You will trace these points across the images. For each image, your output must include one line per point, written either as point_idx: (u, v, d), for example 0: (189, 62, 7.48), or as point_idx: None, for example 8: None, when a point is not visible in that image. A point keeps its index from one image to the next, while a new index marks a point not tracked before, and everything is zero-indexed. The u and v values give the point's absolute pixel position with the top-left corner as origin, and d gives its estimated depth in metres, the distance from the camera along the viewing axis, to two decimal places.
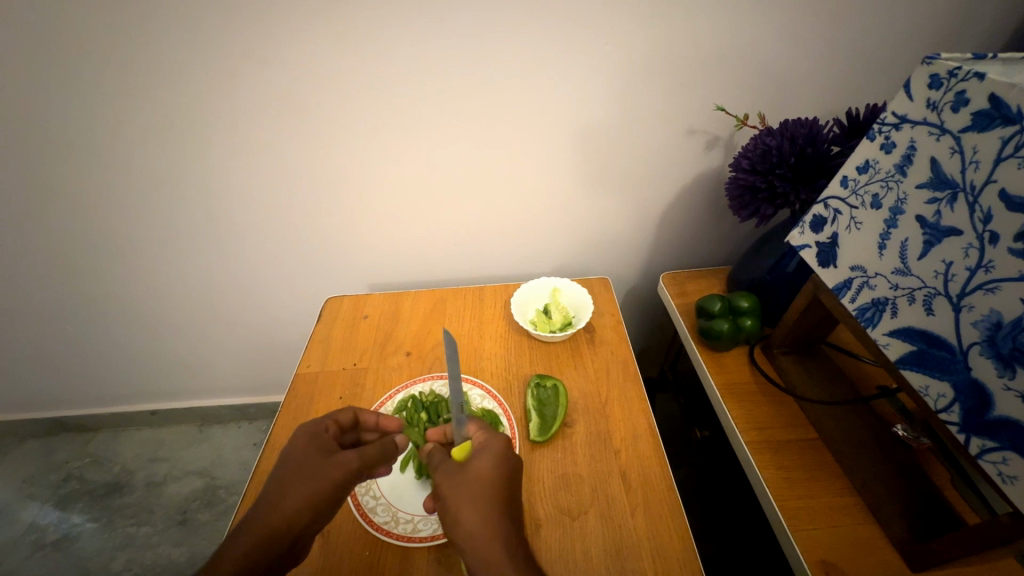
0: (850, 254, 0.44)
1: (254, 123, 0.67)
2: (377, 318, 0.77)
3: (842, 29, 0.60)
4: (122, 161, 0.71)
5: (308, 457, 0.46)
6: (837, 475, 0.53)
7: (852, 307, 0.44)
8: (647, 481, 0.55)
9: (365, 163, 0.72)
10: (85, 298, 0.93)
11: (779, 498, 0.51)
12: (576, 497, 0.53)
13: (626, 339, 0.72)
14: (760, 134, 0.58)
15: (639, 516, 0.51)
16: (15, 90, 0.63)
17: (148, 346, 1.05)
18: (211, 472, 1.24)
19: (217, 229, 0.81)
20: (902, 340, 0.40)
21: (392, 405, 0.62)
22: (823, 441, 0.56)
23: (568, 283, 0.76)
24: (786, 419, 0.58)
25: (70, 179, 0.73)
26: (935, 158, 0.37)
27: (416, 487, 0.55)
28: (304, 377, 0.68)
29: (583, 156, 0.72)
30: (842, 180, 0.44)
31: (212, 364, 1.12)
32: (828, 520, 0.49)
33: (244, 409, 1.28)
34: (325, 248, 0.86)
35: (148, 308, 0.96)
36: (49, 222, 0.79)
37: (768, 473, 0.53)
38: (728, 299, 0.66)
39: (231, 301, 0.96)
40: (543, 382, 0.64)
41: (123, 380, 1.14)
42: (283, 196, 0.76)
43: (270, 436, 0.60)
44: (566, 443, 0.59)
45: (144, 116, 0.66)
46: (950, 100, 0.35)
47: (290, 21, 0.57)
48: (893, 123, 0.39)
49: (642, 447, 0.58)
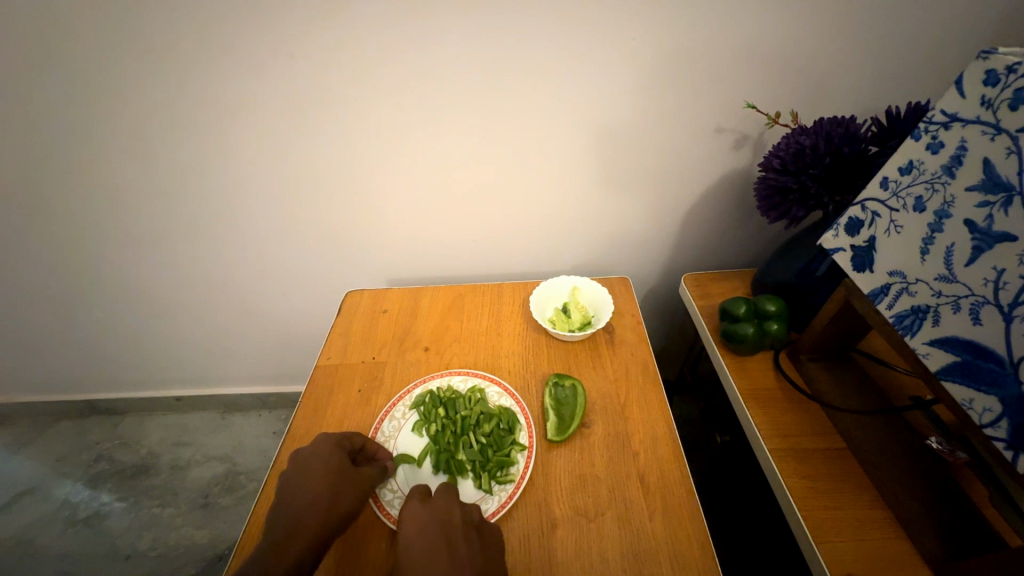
0: (888, 258, 0.42)
1: (280, 118, 0.68)
2: (396, 313, 0.77)
3: (884, 22, 0.57)
4: (154, 153, 0.73)
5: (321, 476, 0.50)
6: (866, 487, 0.51)
7: (889, 314, 0.43)
8: (666, 486, 0.54)
9: (387, 157, 0.72)
10: (117, 286, 0.96)
11: (804, 508, 0.50)
12: (593, 498, 0.53)
13: (646, 340, 0.71)
14: (793, 133, 0.56)
15: (658, 521, 0.51)
16: (55, 84, 0.66)
17: (175, 334, 1.09)
18: (231, 458, 1.27)
19: (243, 221, 0.83)
20: (945, 350, 0.38)
21: (410, 400, 0.62)
22: (851, 452, 0.54)
23: (588, 282, 0.76)
24: (812, 427, 0.57)
25: (105, 170, 0.76)
26: (988, 158, 0.35)
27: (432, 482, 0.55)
28: (324, 370, 0.68)
29: (607, 154, 0.71)
30: (882, 181, 0.42)
31: (235, 353, 1.15)
32: (857, 533, 0.47)
33: (264, 398, 1.31)
34: (346, 242, 0.87)
35: (176, 297, 0.99)
36: (84, 211, 0.82)
37: (793, 482, 0.52)
38: (754, 302, 0.64)
39: (255, 292, 0.98)
40: (561, 381, 0.64)
41: (151, 366, 1.18)
42: (307, 190, 0.77)
43: (291, 426, 0.61)
44: (584, 444, 0.58)
45: (175, 109, 0.67)
46: (1008, 98, 0.33)
47: (317, 15, 0.58)
48: (941, 122, 0.37)
49: (660, 450, 0.57)
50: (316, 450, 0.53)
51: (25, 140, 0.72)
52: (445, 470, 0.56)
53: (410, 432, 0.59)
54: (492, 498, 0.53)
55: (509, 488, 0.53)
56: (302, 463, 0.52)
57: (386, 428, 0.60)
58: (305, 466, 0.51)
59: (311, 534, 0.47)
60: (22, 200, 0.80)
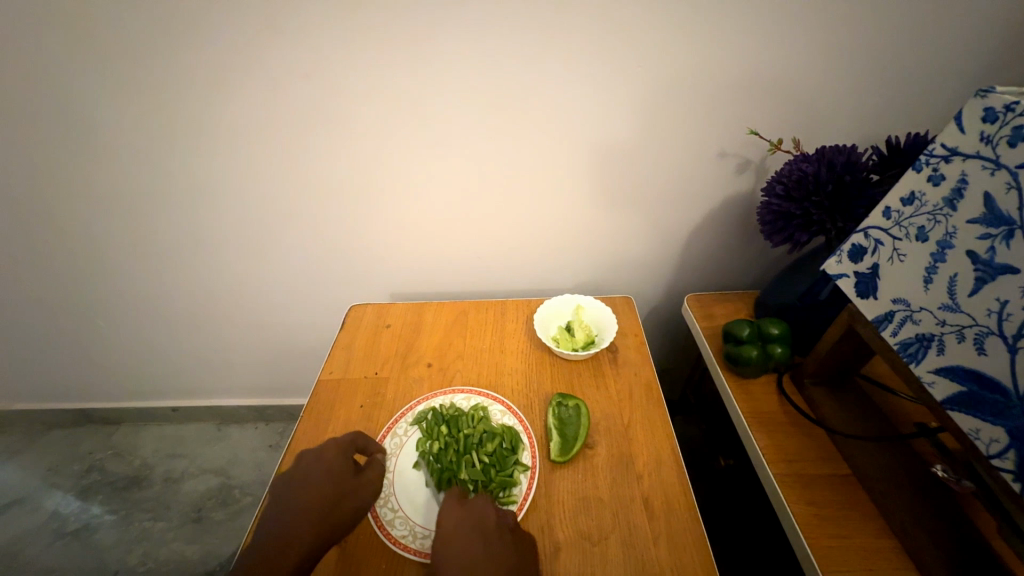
0: (892, 286, 0.43)
1: (292, 135, 0.69)
2: (399, 328, 0.77)
3: (881, 55, 0.59)
4: (166, 165, 0.74)
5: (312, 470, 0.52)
6: (872, 515, 0.51)
7: (893, 341, 0.43)
8: (670, 508, 0.53)
9: (395, 173, 0.73)
10: (119, 294, 0.97)
11: (811, 537, 0.49)
12: (597, 521, 0.52)
13: (650, 361, 0.71)
14: (795, 160, 0.57)
15: (662, 545, 0.50)
16: (73, 97, 0.67)
17: (175, 344, 1.08)
18: (226, 471, 1.25)
19: (250, 234, 0.84)
20: (949, 378, 0.39)
21: (412, 416, 0.62)
22: (857, 478, 0.54)
23: (591, 301, 0.76)
24: (817, 452, 0.57)
25: (116, 181, 0.77)
26: (988, 193, 0.35)
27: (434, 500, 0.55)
28: (327, 384, 0.68)
29: (608, 175, 0.73)
30: (885, 211, 0.43)
31: (235, 365, 1.15)
32: (864, 563, 0.47)
33: (262, 410, 1.30)
34: (351, 256, 0.87)
35: (180, 308, 0.99)
36: (92, 220, 0.83)
37: (798, 508, 0.52)
38: (757, 325, 0.65)
39: (258, 304, 0.98)
40: (564, 401, 0.63)
41: (148, 375, 1.17)
42: (314, 204, 0.78)
43: (292, 440, 0.61)
44: (588, 466, 0.58)
45: (188, 125, 0.69)
46: (1006, 135, 0.34)
47: (332, 37, 0.60)
48: (942, 155, 0.38)
49: (664, 472, 0.57)
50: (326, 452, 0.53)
51: (39, 150, 0.74)
52: (447, 489, 0.55)
53: (412, 450, 0.59)
54: None
55: (512, 509, 0.53)
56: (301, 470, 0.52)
57: (388, 444, 0.59)
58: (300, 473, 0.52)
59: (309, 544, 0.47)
60: (32, 208, 0.82)
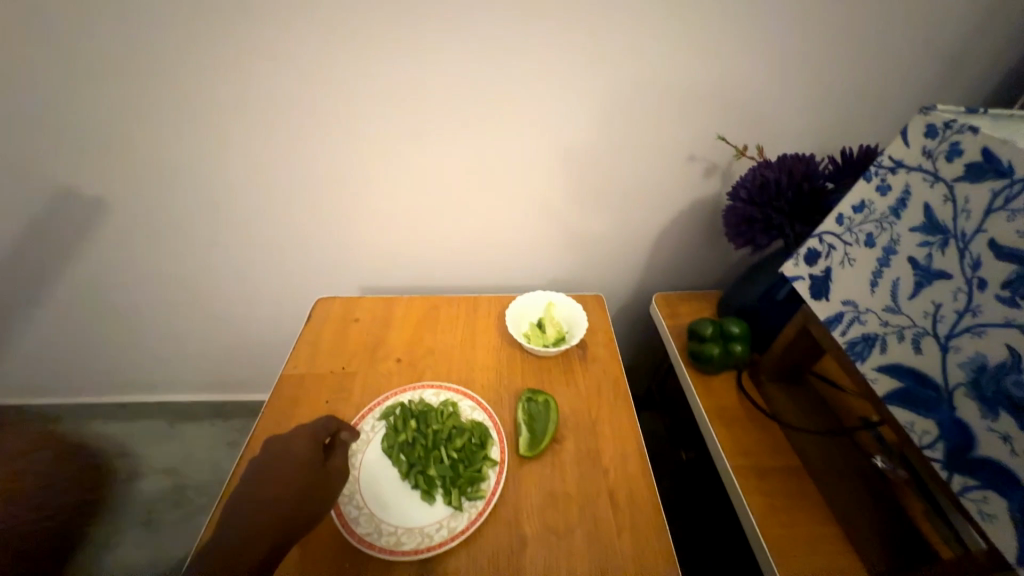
0: (842, 289, 0.46)
1: (261, 118, 0.67)
2: (368, 322, 0.76)
3: (838, 70, 0.63)
4: (121, 144, 0.70)
5: (282, 451, 0.52)
6: (819, 504, 0.54)
7: (841, 340, 0.45)
8: (634, 501, 0.55)
9: (369, 162, 0.72)
10: (62, 282, 0.90)
11: (764, 526, 0.52)
12: (563, 515, 0.53)
13: (618, 358, 0.72)
14: (759, 166, 0.60)
15: (626, 537, 0.52)
16: (16, 67, 0.62)
17: (125, 336, 1.02)
18: (179, 470, 1.19)
19: (212, 220, 0.80)
20: (890, 375, 0.41)
21: (380, 410, 0.61)
22: (806, 469, 0.57)
23: (563, 298, 0.77)
24: (771, 445, 0.60)
25: (63, 161, 0.72)
26: (927, 204, 0.38)
27: (402, 495, 0.54)
28: (290, 379, 0.66)
29: (584, 173, 0.73)
30: (838, 217, 0.46)
31: (191, 358, 1.09)
32: (811, 549, 0.50)
33: (219, 407, 1.23)
34: (319, 245, 0.84)
35: (128, 299, 0.93)
36: (32, 200, 0.77)
37: (752, 498, 0.54)
38: (719, 324, 0.67)
39: (218, 294, 0.94)
40: (534, 396, 0.64)
41: (91, 368, 1.09)
42: (283, 190, 0.76)
43: (252, 438, 0.59)
44: (555, 461, 0.58)
45: (146, 101, 0.65)
46: (945, 150, 0.37)
47: (307, 21, 0.58)
48: (889, 167, 0.41)
49: (629, 465, 0.58)
50: (294, 441, 0.53)
51: None
52: (415, 485, 0.55)
53: (379, 445, 0.58)
54: (461, 514, 0.52)
55: (479, 505, 0.53)
56: (273, 453, 0.52)
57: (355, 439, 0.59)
58: (272, 454, 0.52)
59: (275, 526, 0.47)
60: None
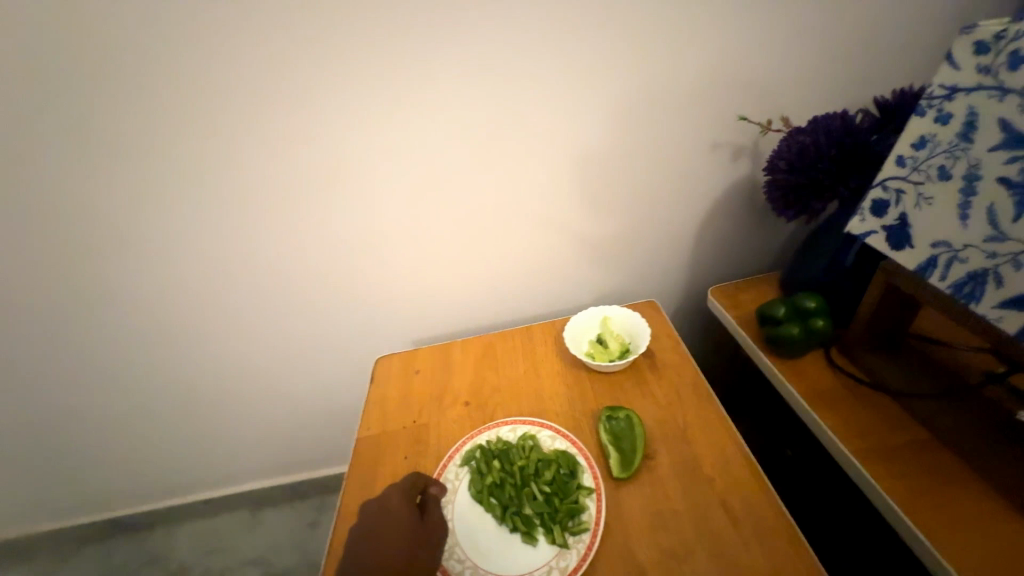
0: (926, 231, 0.42)
1: (290, 205, 0.69)
2: (429, 371, 0.76)
3: (843, 26, 0.62)
4: (168, 254, 0.73)
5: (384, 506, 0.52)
6: (967, 475, 0.48)
7: (943, 286, 0.41)
8: (753, 507, 0.50)
9: (398, 223, 0.73)
10: (135, 396, 0.94)
11: (913, 512, 0.46)
12: (680, 535, 0.49)
13: (689, 359, 0.68)
14: (791, 133, 0.58)
15: (756, 548, 0.47)
16: (63, 201, 0.66)
17: (200, 433, 1.05)
18: (268, 559, 1.19)
19: (264, 312, 0.83)
20: (1017, 310, 0.37)
21: (460, 457, 0.59)
22: (936, 438, 0.51)
23: (617, 309, 0.74)
24: (889, 419, 0.54)
25: (120, 281, 0.75)
26: (1002, 119, 0.37)
27: (505, 540, 0.52)
28: (366, 441, 0.66)
29: (613, 181, 0.73)
30: (898, 159, 0.44)
31: (263, 443, 1.11)
32: (975, 530, 0.44)
33: (295, 487, 1.23)
34: (366, 309, 0.85)
35: (199, 402, 0.97)
36: (97, 322, 0.80)
37: (889, 484, 0.48)
38: (791, 302, 0.63)
39: (281, 376, 0.96)
40: (613, 413, 0.61)
41: (172, 470, 1.12)
42: (321, 262, 0.77)
43: (342, 505, 0.59)
44: (653, 476, 0.55)
45: (187, 207, 0.68)
46: (1004, 61, 0.36)
47: (320, 104, 0.61)
48: (943, 95, 0.40)
49: (736, 470, 0.54)
50: (390, 499, 0.53)
51: (28, 259, 0.71)
52: (513, 528, 0.52)
53: (468, 493, 0.56)
54: (569, 552, 0.49)
55: (586, 539, 0.50)
56: (375, 508, 0.52)
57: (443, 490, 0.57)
58: (375, 509, 0.52)
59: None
60: (35, 323, 0.79)
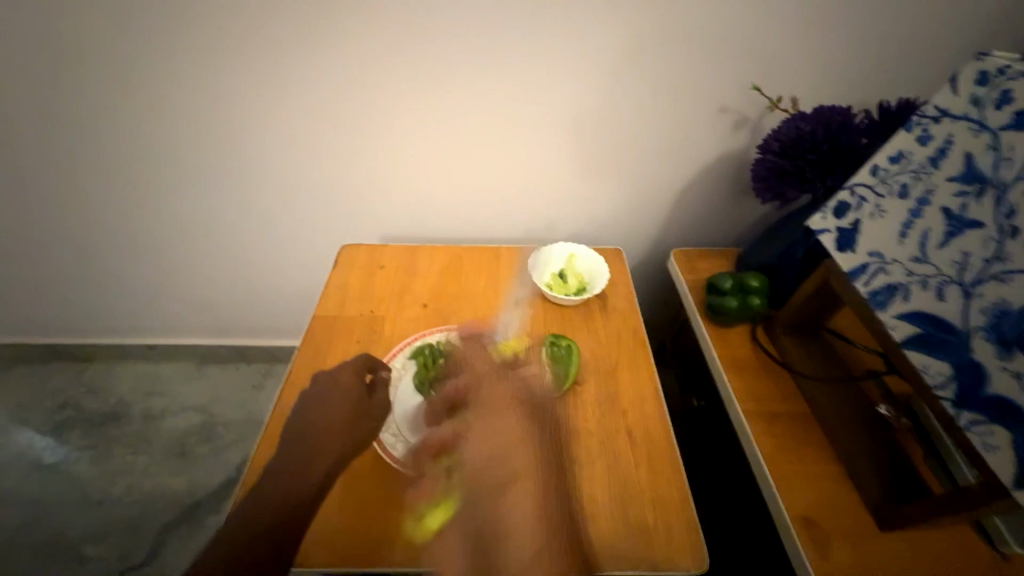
0: (869, 240, 0.47)
1: (286, 56, 0.68)
2: (394, 269, 0.77)
3: (880, 16, 0.61)
4: (153, 76, 0.71)
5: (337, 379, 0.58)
6: (823, 445, 0.58)
7: (863, 290, 0.46)
8: (650, 438, 0.59)
9: (390, 105, 0.72)
10: (94, 222, 0.92)
11: (772, 463, 0.56)
12: (585, 448, 0.58)
13: (635, 309, 0.74)
14: (794, 117, 0.59)
15: (642, 468, 0.56)
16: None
17: (153, 278, 1.04)
18: (208, 409, 1.25)
19: (239, 166, 0.82)
20: (910, 322, 0.43)
21: (409, 351, 0.65)
22: (812, 413, 0.61)
23: (585, 249, 0.77)
24: (781, 392, 0.63)
25: (98, 92, 0.73)
26: (969, 153, 0.40)
27: (436, 426, 0.59)
28: (323, 319, 0.69)
29: (614, 119, 0.72)
30: (872, 168, 0.47)
31: (216, 303, 1.11)
32: (813, 485, 0.55)
33: (243, 351, 1.26)
34: (343, 191, 0.84)
35: (160, 243, 0.96)
36: (69, 132, 0.79)
37: (762, 439, 0.58)
38: (739, 278, 0.69)
39: (242, 240, 0.95)
40: (557, 340, 0.66)
41: (119, 309, 1.12)
42: (306, 128, 0.76)
43: (291, 370, 0.63)
44: (575, 400, 0.62)
45: (178, 30, 0.66)
46: (994, 97, 0.39)
47: None
48: (932, 117, 0.43)
49: (646, 407, 0.62)
50: (337, 376, 0.58)
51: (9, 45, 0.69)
52: None
53: (409, 382, 0.61)
54: None
55: None
56: (328, 379, 0.58)
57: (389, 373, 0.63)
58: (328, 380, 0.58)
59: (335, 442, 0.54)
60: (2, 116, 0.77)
